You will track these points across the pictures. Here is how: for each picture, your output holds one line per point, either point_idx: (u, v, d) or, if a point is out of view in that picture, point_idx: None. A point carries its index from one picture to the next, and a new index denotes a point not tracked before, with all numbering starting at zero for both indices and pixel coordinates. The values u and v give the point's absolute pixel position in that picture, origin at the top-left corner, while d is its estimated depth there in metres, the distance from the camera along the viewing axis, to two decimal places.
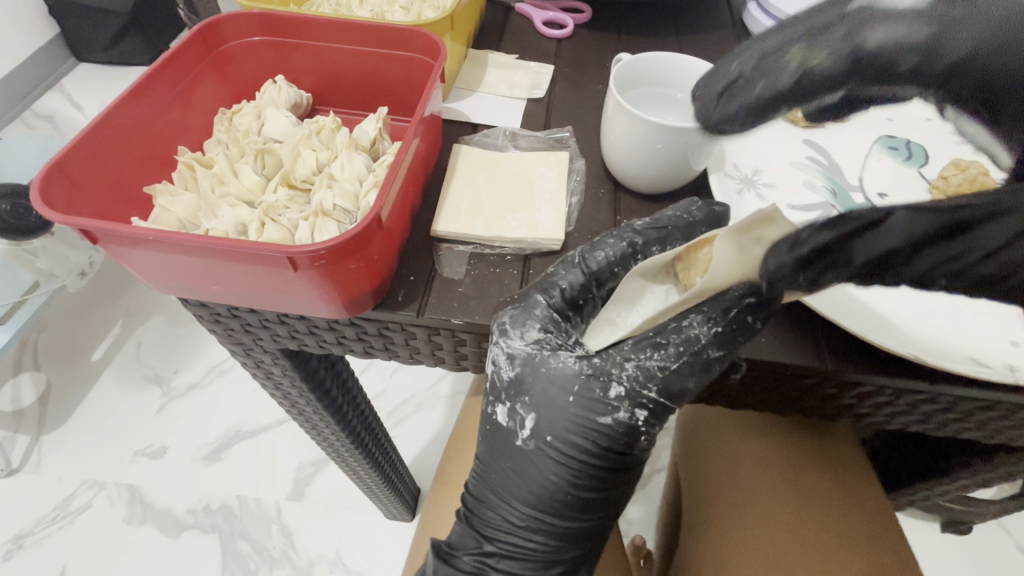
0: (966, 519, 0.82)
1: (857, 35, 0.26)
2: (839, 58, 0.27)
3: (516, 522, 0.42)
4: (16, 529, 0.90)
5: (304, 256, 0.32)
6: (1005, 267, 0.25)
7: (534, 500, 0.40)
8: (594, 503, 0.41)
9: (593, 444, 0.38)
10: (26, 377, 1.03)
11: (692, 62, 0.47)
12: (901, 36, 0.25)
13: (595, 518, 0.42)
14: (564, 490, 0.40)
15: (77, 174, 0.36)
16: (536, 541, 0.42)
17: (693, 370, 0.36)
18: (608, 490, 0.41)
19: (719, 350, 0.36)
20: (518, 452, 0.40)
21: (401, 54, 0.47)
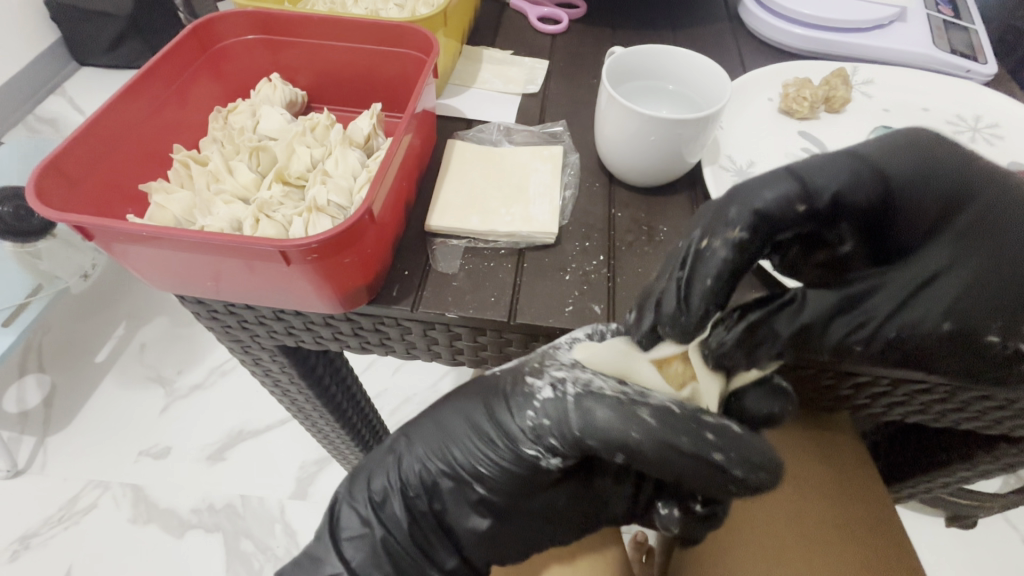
0: (968, 514, 0.81)
1: (751, 202, 0.33)
2: (745, 221, 0.33)
3: (413, 439, 0.43)
4: (23, 529, 0.90)
5: (295, 249, 0.32)
6: (898, 334, 0.35)
7: (441, 421, 0.42)
8: (478, 468, 0.40)
9: (510, 399, 0.38)
10: (31, 378, 1.04)
11: (684, 54, 0.47)
12: (781, 193, 0.33)
13: (476, 485, 0.41)
14: (472, 428, 0.40)
15: (72, 171, 0.36)
16: (417, 468, 0.42)
17: (618, 408, 0.34)
18: (494, 464, 0.39)
19: (652, 416, 0.34)
20: (475, 379, 0.43)
21: (395, 51, 0.47)
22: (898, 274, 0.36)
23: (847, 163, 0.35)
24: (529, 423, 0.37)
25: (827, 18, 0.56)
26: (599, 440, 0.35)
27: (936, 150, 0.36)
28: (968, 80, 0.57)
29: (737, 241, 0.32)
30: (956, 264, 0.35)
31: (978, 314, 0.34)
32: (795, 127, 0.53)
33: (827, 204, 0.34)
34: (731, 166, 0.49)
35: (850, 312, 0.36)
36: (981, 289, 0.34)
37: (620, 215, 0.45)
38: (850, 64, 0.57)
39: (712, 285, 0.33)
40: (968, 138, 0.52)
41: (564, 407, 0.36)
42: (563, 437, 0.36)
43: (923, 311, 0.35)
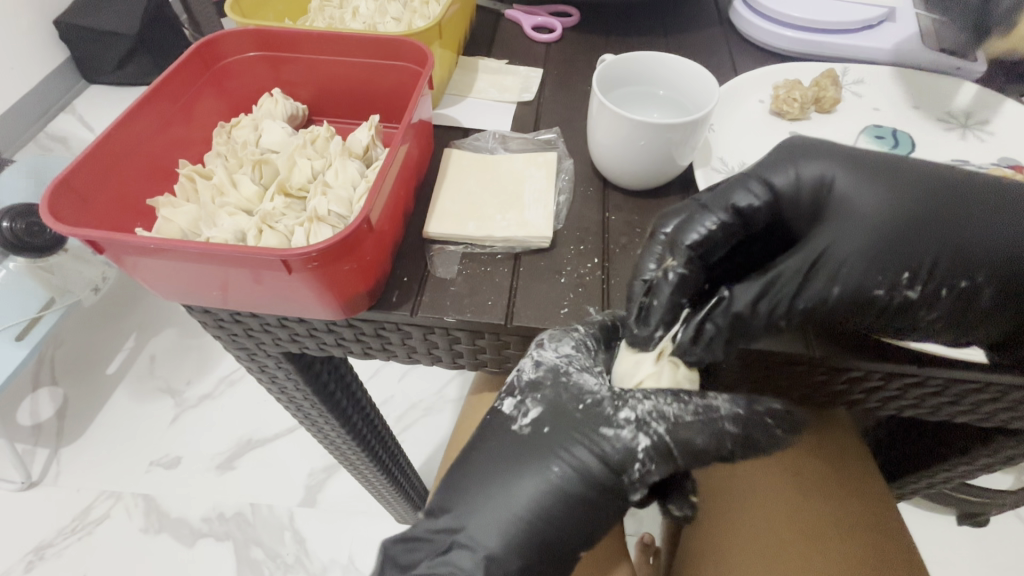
0: (977, 512, 0.81)
1: (677, 233, 0.39)
2: (683, 253, 0.38)
3: (498, 531, 0.38)
4: (37, 540, 0.92)
5: (297, 258, 0.33)
6: (812, 300, 0.38)
7: (521, 502, 0.38)
8: (585, 532, 0.39)
9: (606, 458, 0.38)
10: (44, 391, 1.06)
11: (674, 60, 0.48)
12: (698, 219, 0.39)
13: (580, 547, 0.40)
14: (562, 492, 0.38)
15: (82, 189, 0.38)
16: (521, 565, 0.38)
17: (704, 427, 0.38)
18: (598, 517, 0.39)
19: (734, 424, 0.39)
20: (513, 440, 0.40)
21: (393, 64, 0.49)
22: (793, 261, 0.39)
23: (737, 181, 0.40)
24: (636, 472, 0.38)
25: (816, 21, 0.57)
26: (699, 459, 0.39)
27: (809, 147, 0.40)
28: (958, 77, 0.57)
29: (677, 271, 0.38)
30: (841, 240, 0.38)
31: (862, 274, 0.38)
32: (785, 128, 0.54)
33: (733, 217, 0.39)
34: (723, 168, 0.50)
35: (768, 295, 0.38)
36: (866, 253, 0.38)
37: (614, 218, 0.46)
38: (840, 65, 0.58)
39: (664, 303, 0.38)
40: (958, 136, 0.52)
41: (667, 449, 0.38)
42: (665, 468, 0.38)
43: (822, 286, 0.38)
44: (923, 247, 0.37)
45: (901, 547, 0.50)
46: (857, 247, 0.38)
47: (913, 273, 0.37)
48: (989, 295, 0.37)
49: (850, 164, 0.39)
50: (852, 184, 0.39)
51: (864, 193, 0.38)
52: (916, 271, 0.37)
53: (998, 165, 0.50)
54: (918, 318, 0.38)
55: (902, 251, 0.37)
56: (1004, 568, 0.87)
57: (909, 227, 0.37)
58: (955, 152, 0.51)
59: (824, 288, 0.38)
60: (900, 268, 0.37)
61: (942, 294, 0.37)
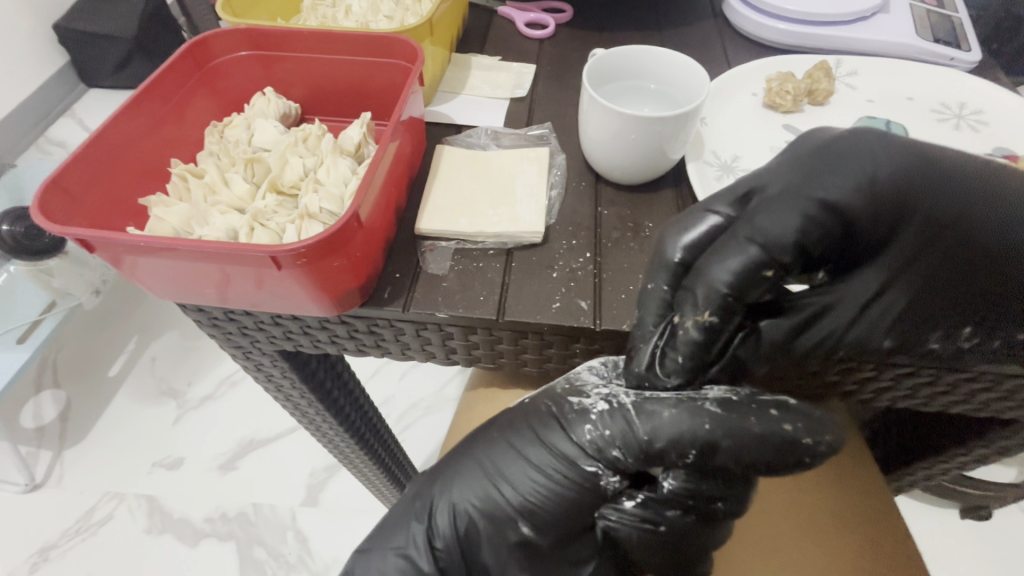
0: (980, 505, 0.80)
1: (703, 273, 0.36)
2: (711, 304, 0.36)
3: (456, 484, 0.43)
4: (41, 542, 0.92)
5: (286, 254, 0.33)
6: (858, 340, 0.38)
7: (484, 463, 0.42)
8: (528, 501, 0.40)
9: (565, 426, 0.40)
10: (47, 395, 1.06)
11: (664, 53, 0.48)
12: (734, 265, 0.35)
13: (522, 522, 0.41)
14: (525, 461, 0.41)
15: (74, 188, 0.38)
16: (459, 514, 0.42)
17: (680, 408, 0.37)
18: (550, 492, 0.40)
19: (718, 406, 0.36)
20: (507, 415, 0.44)
21: (383, 62, 0.49)
22: (846, 291, 0.39)
23: (794, 204, 0.36)
24: (586, 437, 0.39)
25: (810, 13, 0.57)
26: (669, 444, 0.37)
27: (883, 150, 0.36)
28: (952, 68, 0.57)
29: (705, 325, 0.36)
30: (891, 283, 0.38)
31: (912, 327, 0.38)
32: (779, 121, 0.53)
33: (793, 254, 0.35)
34: (715, 162, 0.50)
35: (811, 331, 0.38)
36: (917, 295, 0.38)
37: (606, 212, 0.46)
38: (834, 57, 0.58)
39: (684, 361, 0.37)
40: (952, 127, 0.52)
41: (623, 416, 0.38)
42: (626, 448, 0.38)
43: (875, 327, 0.38)
44: (975, 299, 0.38)
45: (901, 545, 0.49)
46: (906, 289, 0.38)
47: (972, 327, 0.38)
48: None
49: (928, 179, 0.36)
50: (926, 210, 0.37)
51: (928, 227, 0.37)
52: (974, 325, 0.38)
53: (992, 155, 0.50)
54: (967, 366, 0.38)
55: (950, 296, 0.38)
56: (1007, 560, 0.87)
57: (966, 263, 0.38)
58: (949, 142, 0.51)
59: (872, 331, 0.38)
60: (952, 319, 0.38)
61: (998, 345, 0.37)
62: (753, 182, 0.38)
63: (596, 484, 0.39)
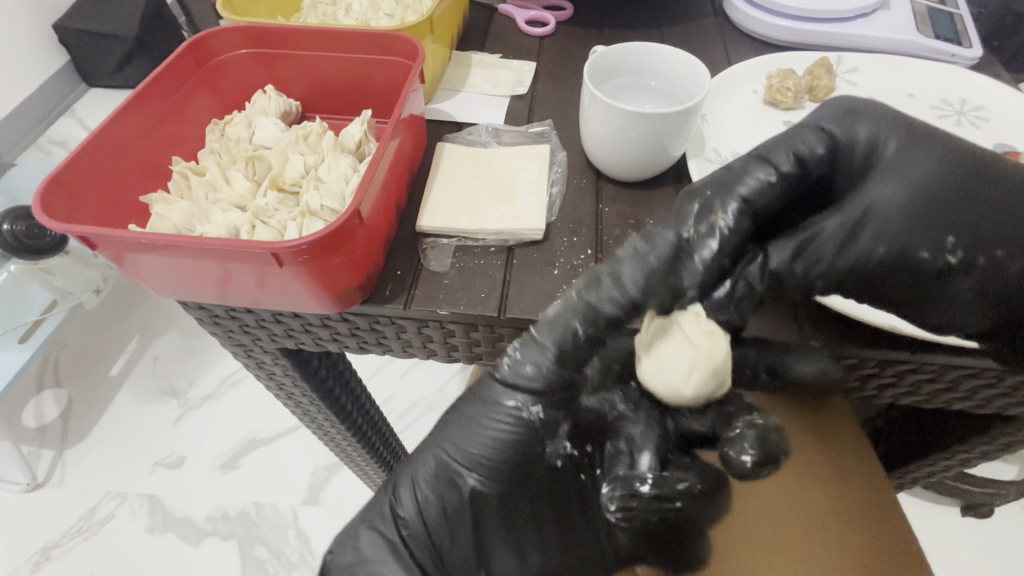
0: (982, 503, 0.80)
1: (712, 201, 0.38)
2: (715, 223, 0.37)
3: (411, 456, 0.41)
4: (44, 541, 0.93)
5: (287, 251, 0.34)
6: (846, 270, 0.40)
7: (432, 429, 0.41)
8: (472, 451, 0.39)
9: (493, 370, 0.39)
10: (49, 394, 1.06)
11: (665, 49, 0.48)
12: (743, 182, 0.39)
13: (471, 479, 0.39)
14: (466, 415, 0.40)
15: (75, 186, 0.38)
16: (418, 485, 0.40)
17: (568, 305, 0.37)
18: (491, 439, 0.38)
19: (611, 303, 0.36)
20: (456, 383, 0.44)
21: (384, 59, 0.49)
22: (835, 220, 0.41)
23: (792, 139, 0.40)
24: (505, 369, 0.38)
25: (811, 10, 0.57)
26: (566, 347, 0.37)
27: (871, 113, 0.41)
28: (953, 64, 0.57)
29: (713, 229, 0.37)
30: (882, 206, 0.40)
31: (906, 237, 0.39)
32: (779, 117, 0.53)
33: (792, 170, 0.40)
34: (716, 158, 0.50)
35: (807, 251, 0.41)
36: (911, 212, 0.39)
37: (607, 209, 0.46)
38: (834, 54, 0.57)
39: (700, 271, 0.37)
40: (953, 123, 0.52)
41: (531, 336, 0.38)
42: (538, 368, 0.37)
43: (863, 247, 0.40)
44: (971, 217, 0.37)
45: (895, 542, 0.49)
46: (902, 203, 0.39)
47: (955, 239, 0.38)
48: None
49: (912, 130, 0.40)
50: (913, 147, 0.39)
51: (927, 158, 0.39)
52: (962, 239, 0.38)
53: (994, 151, 0.50)
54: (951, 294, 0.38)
55: (952, 214, 0.38)
56: (1008, 558, 0.87)
57: (962, 191, 0.38)
58: None
59: (866, 250, 0.40)
60: (942, 235, 0.38)
61: (984, 271, 0.37)
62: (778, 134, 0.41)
63: (522, 416, 0.38)
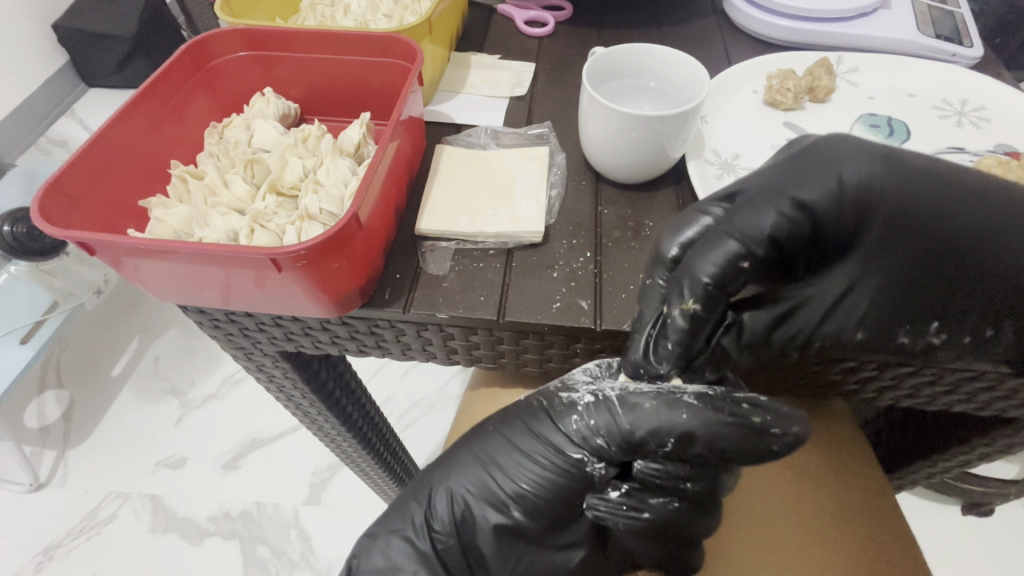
0: (985, 503, 0.80)
1: (693, 271, 0.37)
2: (697, 292, 0.37)
3: (453, 474, 0.42)
4: (47, 541, 0.93)
5: (286, 256, 0.33)
6: (825, 340, 0.40)
7: (482, 455, 0.42)
8: (523, 489, 0.40)
9: (554, 417, 0.41)
10: (51, 394, 1.06)
11: (665, 51, 0.48)
12: (717, 259, 0.37)
13: (516, 509, 0.41)
14: (520, 453, 0.41)
15: (74, 191, 0.38)
16: (457, 501, 0.41)
17: (659, 399, 0.37)
18: (545, 482, 0.40)
19: (695, 398, 0.37)
20: (505, 409, 0.44)
21: (382, 62, 0.49)
22: (816, 289, 0.42)
23: (770, 202, 0.37)
24: (573, 427, 0.40)
25: (811, 9, 0.57)
26: (649, 431, 0.37)
27: (859, 156, 0.38)
28: (954, 63, 0.57)
29: (690, 313, 0.37)
30: (865, 277, 0.42)
31: (884, 319, 0.40)
32: (780, 118, 0.53)
33: (766, 247, 0.37)
34: (716, 160, 0.50)
35: (782, 325, 0.41)
36: (887, 292, 0.41)
37: (607, 212, 0.46)
38: (834, 54, 0.57)
39: (674, 347, 0.37)
40: (955, 123, 0.52)
41: (608, 409, 0.38)
42: (610, 438, 0.38)
43: (841, 324, 0.40)
44: (954, 295, 0.40)
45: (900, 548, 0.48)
46: (879, 287, 0.41)
47: (939, 323, 0.40)
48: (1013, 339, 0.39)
49: (899, 184, 0.38)
50: (897, 215, 0.39)
51: (891, 236, 0.40)
52: (943, 321, 0.40)
53: (995, 151, 0.50)
54: (939, 363, 0.38)
55: (927, 300, 0.41)
56: (1009, 557, 0.87)
57: (938, 269, 0.40)
58: (951, 139, 0.51)
59: (840, 326, 0.40)
60: (926, 319, 0.40)
61: (968, 344, 0.38)
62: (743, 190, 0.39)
63: (582, 471, 0.40)
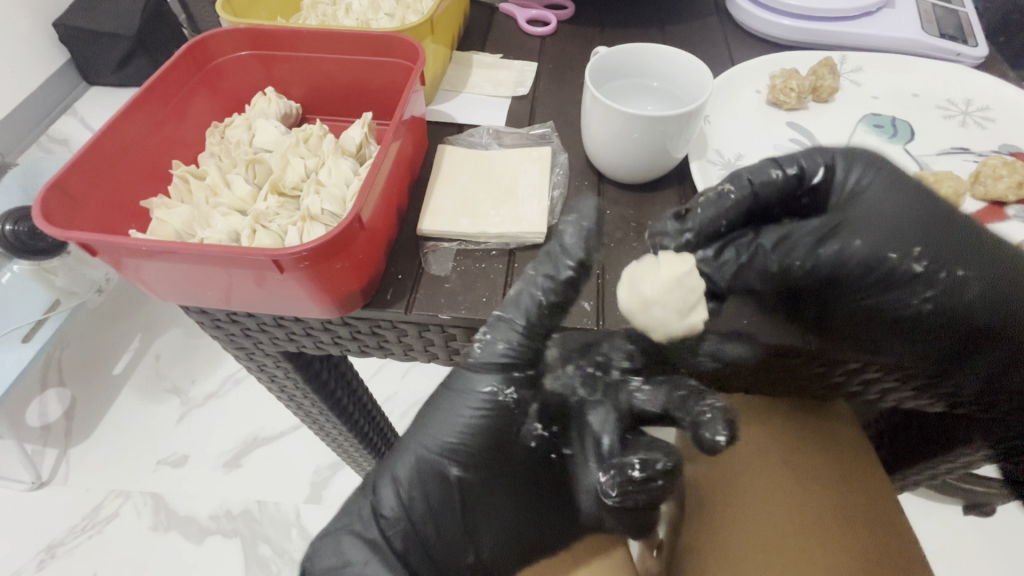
0: (988, 503, 0.80)
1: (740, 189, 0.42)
2: (735, 202, 0.41)
3: (392, 456, 0.42)
4: (48, 539, 0.93)
5: (287, 257, 0.33)
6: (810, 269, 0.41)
7: (411, 428, 0.42)
8: (450, 441, 0.40)
9: (461, 364, 0.41)
10: (52, 392, 1.07)
11: (667, 50, 0.47)
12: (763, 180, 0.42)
13: (453, 469, 0.40)
14: (443, 410, 0.41)
15: (75, 191, 0.38)
16: (401, 484, 0.41)
17: (523, 298, 0.39)
18: (469, 425, 0.40)
19: (553, 282, 0.38)
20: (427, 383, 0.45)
21: (384, 62, 0.49)
22: (810, 224, 0.44)
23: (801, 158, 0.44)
24: (473, 360, 0.40)
25: (814, 9, 0.57)
26: (524, 333, 0.39)
27: (862, 156, 0.44)
28: (958, 63, 0.57)
29: (721, 207, 0.41)
30: (856, 230, 0.41)
31: (875, 244, 0.40)
32: (783, 118, 0.53)
33: (785, 188, 0.43)
34: (719, 160, 0.49)
35: (773, 249, 0.42)
36: (880, 240, 0.40)
37: (609, 212, 0.46)
38: (838, 53, 0.57)
39: (697, 228, 0.40)
40: (958, 123, 0.52)
41: (501, 321, 0.39)
42: (511, 355, 0.39)
43: (830, 254, 0.41)
44: (930, 242, 0.40)
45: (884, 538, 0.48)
46: (875, 224, 0.41)
47: (920, 256, 0.39)
48: (977, 296, 0.38)
49: (884, 169, 0.43)
50: (866, 202, 0.42)
51: (891, 193, 0.42)
52: (921, 253, 0.39)
53: (999, 152, 0.50)
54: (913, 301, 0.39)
55: (919, 238, 0.40)
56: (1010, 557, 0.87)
57: (925, 231, 0.40)
58: (955, 140, 0.51)
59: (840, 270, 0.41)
60: (908, 244, 0.40)
61: (949, 294, 0.39)
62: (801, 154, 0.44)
63: (495, 401, 0.40)
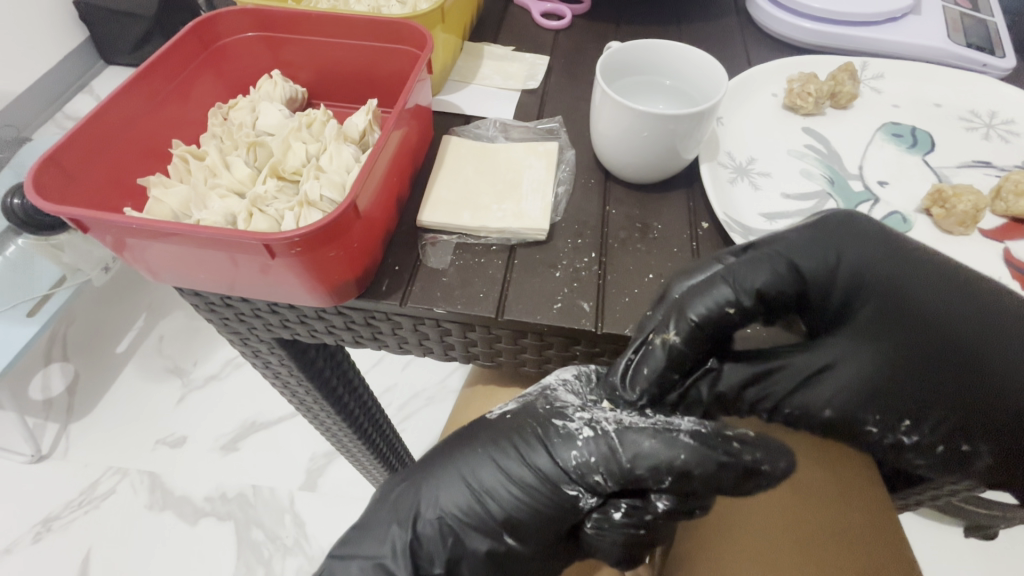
0: (989, 526, 0.79)
1: (685, 311, 0.36)
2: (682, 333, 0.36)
3: (440, 500, 0.40)
4: (46, 512, 0.94)
5: (280, 243, 0.33)
6: (794, 411, 0.39)
7: (468, 481, 0.40)
8: (510, 515, 0.39)
9: (548, 445, 0.39)
10: (56, 367, 1.07)
11: (682, 47, 0.46)
12: (711, 301, 0.36)
13: (505, 534, 0.40)
14: (506, 479, 0.39)
15: (71, 165, 0.37)
16: (444, 522, 0.40)
17: (658, 436, 0.37)
18: (533, 505, 0.39)
19: (690, 438, 0.36)
20: (493, 420, 0.42)
21: (392, 49, 0.48)
22: (802, 358, 0.39)
23: (767, 261, 0.38)
24: (572, 461, 0.38)
25: (836, 12, 0.55)
26: (648, 467, 0.36)
27: (868, 247, 0.39)
28: (984, 74, 0.55)
29: (671, 346, 0.36)
30: (856, 356, 0.39)
31: (860, 407, 0.38)
32: (798, 123, 0.52)
33: (756, 301, 0.37)
34: (730, 163, 0.48)
35: (760, 385, 0.39)
36: (872, 381, 0.38)
37: (614, 212, 0.45)
38: (860, 59, 0.55)
39: (649, 376, 0.37)
40: (980, 136, 0.50)
41: (608, 443, 0.38)
42: (609, 473, 0.37)
43: (818, 397, 0.39)
44: (933, 390, 0.37)
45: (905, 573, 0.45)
46: (872, 373, 0.38)
47: (912, 422, 0.38)
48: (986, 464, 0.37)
49: (891, 275, 0.38)
50: (887, 302, 0.38)
51: (891, 317, 0.38)
52: (917, 419, 0.38)
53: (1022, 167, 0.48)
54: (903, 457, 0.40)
55: (918, 391, 0.38)
56: None
57: (928, 378, 0.37)
58: (977, 153, 0.50)
59: (819, 402, 0.39)
60: (900, 415, 0.38)
61: (938, 450, 0.38)
62: (765, 239, 0.39)
63: (575, 505, 0.39)
